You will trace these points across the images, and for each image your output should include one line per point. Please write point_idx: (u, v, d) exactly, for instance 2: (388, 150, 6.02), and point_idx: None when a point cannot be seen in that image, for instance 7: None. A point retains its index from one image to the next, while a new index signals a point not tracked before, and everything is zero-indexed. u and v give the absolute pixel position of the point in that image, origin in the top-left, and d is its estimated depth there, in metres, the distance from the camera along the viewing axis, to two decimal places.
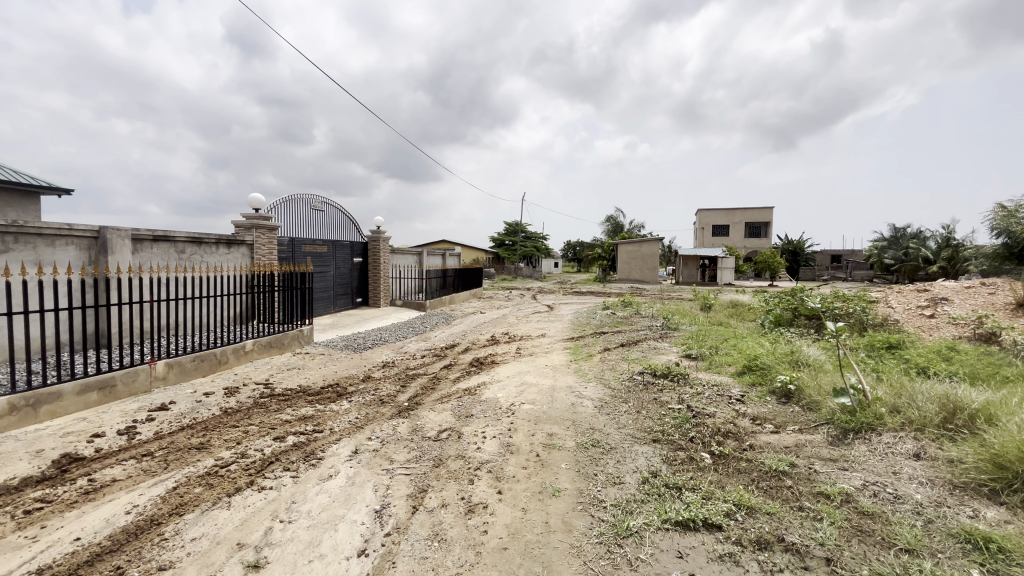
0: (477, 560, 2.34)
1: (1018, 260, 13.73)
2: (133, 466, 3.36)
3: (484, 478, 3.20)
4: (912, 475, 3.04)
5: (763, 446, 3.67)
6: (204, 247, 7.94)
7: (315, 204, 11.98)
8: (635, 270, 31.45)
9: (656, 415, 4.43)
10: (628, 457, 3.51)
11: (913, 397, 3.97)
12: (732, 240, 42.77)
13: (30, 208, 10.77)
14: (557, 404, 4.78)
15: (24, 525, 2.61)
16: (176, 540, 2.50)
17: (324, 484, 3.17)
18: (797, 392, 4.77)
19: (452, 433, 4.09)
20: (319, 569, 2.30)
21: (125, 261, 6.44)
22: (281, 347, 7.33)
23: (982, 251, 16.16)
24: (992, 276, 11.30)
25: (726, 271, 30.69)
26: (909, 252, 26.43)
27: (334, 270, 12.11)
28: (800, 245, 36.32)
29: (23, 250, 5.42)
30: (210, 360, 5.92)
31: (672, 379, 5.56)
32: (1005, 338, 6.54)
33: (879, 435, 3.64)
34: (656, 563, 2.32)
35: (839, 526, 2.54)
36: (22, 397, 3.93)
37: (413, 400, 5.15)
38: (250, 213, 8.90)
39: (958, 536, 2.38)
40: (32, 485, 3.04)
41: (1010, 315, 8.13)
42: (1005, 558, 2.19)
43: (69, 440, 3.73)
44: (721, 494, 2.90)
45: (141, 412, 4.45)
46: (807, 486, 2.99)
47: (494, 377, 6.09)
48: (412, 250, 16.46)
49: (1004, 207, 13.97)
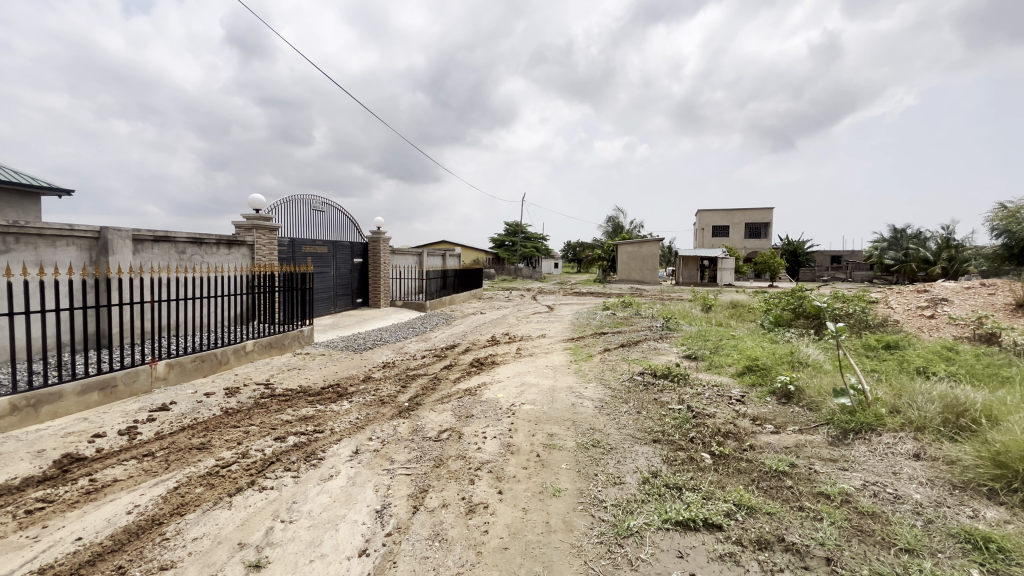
0: (477, 560, 2.34)
1: (1019, 260, 13.69)
2: (134, 466, 3.37)
3: (484, 478, 3.21)
4: (912, 475, 3.05)
5: (763, 446, 3.67)
6: (205, 247, 7.95)
7: (315, 204, 11.98)
8: (634, 270, 31.46)
9: (656, 415, 4.45)
10: (628, 457, 3.52)
11: (914, 398, 3.97)
12: (732, 240, 42.80)
13: (30, 208, 10.78)
14: (557, 404, 4.80)
15: (25, 525, 2.61)
16: (178, 540, 2.50)
17: (325, 484, 3.17)
18: (798, 393, 4.77)
19: (452, 433, 4.10)
20: (320, 569, 2.30)
21: (126, 262, 6.44)
22: (282, 348, 7.33)
23: (982, 252, 16.16)
24: (993, 278, 11.20)
25: (726, 272, 30.66)
26: (909, 253, 26.45)
27: (334, 271, 12.12)
28: (799, 246, 36.34)
29: (24, 251, 5.43)
30: (211, 361, 5.92)
31: (672, 379, 5.56)
32: (1005, 338, 6.56)
33: (879, 435, 3.65)
34: (656, 562, 2.33)
35: (839, 526, 2.55)
36: (24, 397, 3.94)
37: (413, 400, 5.17)
38: (250, 213, 8.91)
39: (958, 535, 2.39)
40: (32, 485, 3.04)
41: (1010, 315, 8.16)
42: (1004, 558, 2.20)
43: (71, 440, 3.74)
44: (722, 494, 2.90)
45: (142, 412, 4.46)
46: (807, 487, 3.00)
47: (494, 377, 6.09)
48: (412, 250, 16.47)
49: (1005, 207, 13.96)
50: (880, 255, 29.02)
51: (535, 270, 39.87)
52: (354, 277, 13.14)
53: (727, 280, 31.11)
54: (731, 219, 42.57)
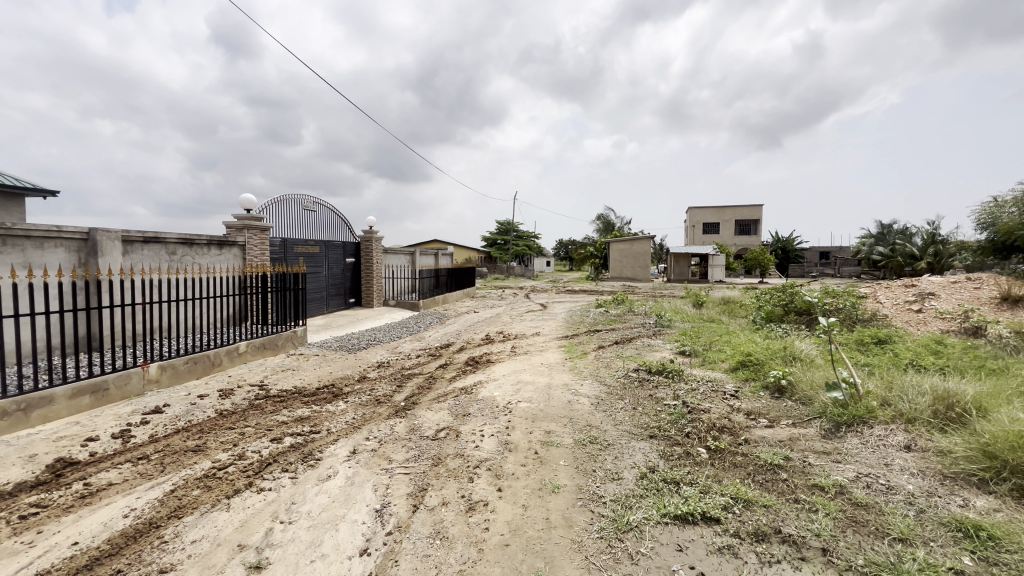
0: (480, 557, 2.35)
1: (1003, 254, 13.85)
2: (129, 470, 3.32)
3: (483, 476, 3.21)
4: (903, 466, 3.11)
5: (758, 440, 3.73)
6: (196, 248, 7.85)
7: (308, 204, 11.89)
8: (626, 267, 31.71)
9: (651, 411, 4.49)
10: (625, 453, 3.55)
11: (905, 391, 4.04)
12: (723, 238, 43.23)
13: (14, 210, 10.55)
14: (554, 402, 4.81)
15: (19, 531, 2.57)
16: (177, 542, 2.48)
17: (324, 484, 3.17)
18: (790, 387, 4.84)
19: (450, 433, 4.09)
20: (322, 569, 2.30)
21: (115, 263, 6.34)
22: (276, 349, 7.29)
23: (969, 245, 16.47)
24: (979, 273, 11.47)
25: (717, 270, 30.75)
26: (897, 249, 26.92)
27: (326, 270, 12.04)
28: (786, 245, 38.56)
29: (12, 253, 5.33)
30: (204, 362, 5.87)
31: (667, 375, 5.61)
32: (991, 332, 6.70)
33: (870, 428, 3.73)
34: (656, 556, 2.36)
35: (834, 517, 2.60)
36: (14, 402, 3.87)
37: (410, 400, 5.14)
38: (242, 213, 8.83)
39: (948, 524, 2.45)
40: (27, 490, 3.00)
41: (996, 309, 8.33)
42: (994, 545, 2.25)
43: (63, 444, 3.70)
44: (719, 488, 2.95)
45: (136, 415, 4.41)
46: (802, 479, 3.05)
47: (490, 375, 6.11)
48: (406, 250, 16.54)
49: (991, 203, 14.26)
50: (869, 251, 29.36)
51: (530, 269, 40.19)
52: (347, 276, 13.08)
53: (717, 275, 31.02)
54: (722, 217, 43.10)
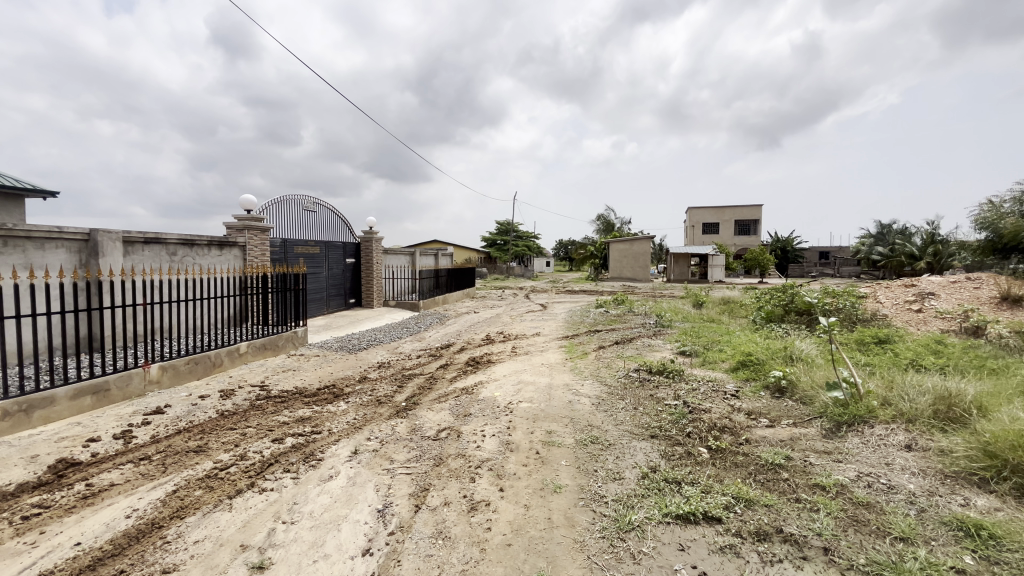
0: (482, 556, 2.36)
1: (1002, 254, 13.88)
2: (131, 470, 3.33)
3: (485, 476, 3.22)
4: (904, 466, 3.11)
5: (759, 440, 3.74)
6: (196, 249, 7.86)
7: (308, 204, 11.89)
8: (626, 267, 31.71)
9: (652, 411, 4.49)
10: (626, 453, 3.55)
11: (905, 391, 4.05)
12: (722, 238, 43.25)
13: (14, 211, 10.54)
14: (555, 402, 4.81)
15: (22, 531, 2.57)
16: (179, 542, 2.49)
17: (325, 484, 3.17)
18: (791, 387, 4.84)
19: (451, 433, 4.10)
20: (325, 569, 2.30)
21: (116, 264, 6.34)
22: (276, 349, 7.29)
23: (969, 245, 16.46)
24: (978, 274, 11.47)
25: (716, 270, 30.75)
26: (896, 249, 26.91)
27: (326, 271, 12.04)
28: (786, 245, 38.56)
29: (13, 254, 5.33)
30: (205, 363, 5.87)
31: (667, 375, 5.61)
32: (991, 332, 6.70)
33: (871, 427, 3.73)
34: (658, 555, 2.36)
35: (836, 517, 2.60)
36: (16, 403, 3.87)
37: (410, 401, 5.15)
38: (242, 214, 8.83)
39: (950, 523, 2.45)
40: (29, 491, 3.00)
41: (996, 309, 8.34)
42: (995, 544, 2.26)
43: (65, 444, 3.70)
44: (720, 488, 2.95)
45: (137, 415, 4.41)
46: (803, 479, 3.05)
47: (491, 376, 6.11)
48: (406, 251, 16.54)
49: (990, 204, 14.27)
50: (868, 251, 29.37)
51: (529, 270, 40.19)
52: (347, 277, 13.09)
53: (717, 275, 31.05)
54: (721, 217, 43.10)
